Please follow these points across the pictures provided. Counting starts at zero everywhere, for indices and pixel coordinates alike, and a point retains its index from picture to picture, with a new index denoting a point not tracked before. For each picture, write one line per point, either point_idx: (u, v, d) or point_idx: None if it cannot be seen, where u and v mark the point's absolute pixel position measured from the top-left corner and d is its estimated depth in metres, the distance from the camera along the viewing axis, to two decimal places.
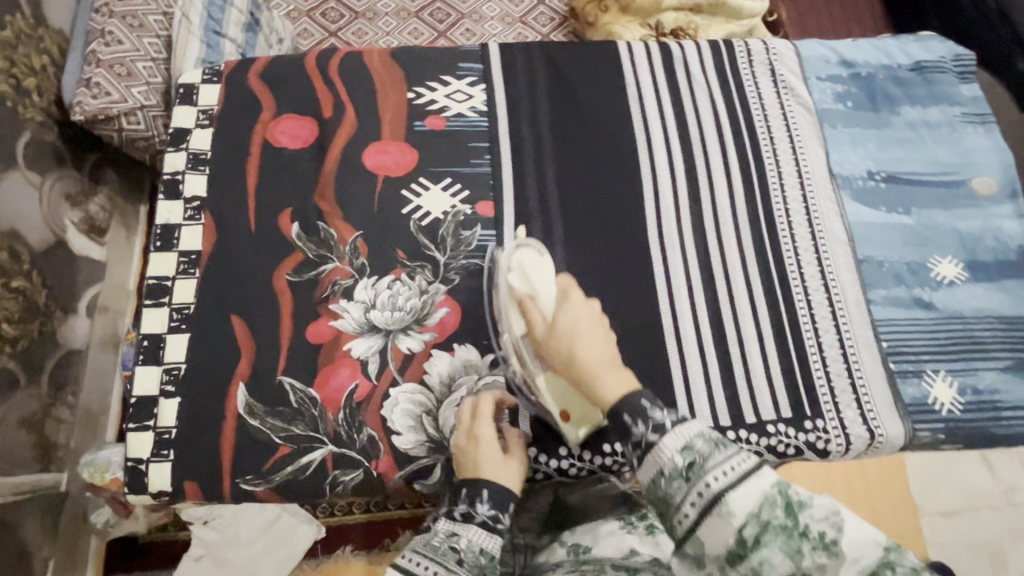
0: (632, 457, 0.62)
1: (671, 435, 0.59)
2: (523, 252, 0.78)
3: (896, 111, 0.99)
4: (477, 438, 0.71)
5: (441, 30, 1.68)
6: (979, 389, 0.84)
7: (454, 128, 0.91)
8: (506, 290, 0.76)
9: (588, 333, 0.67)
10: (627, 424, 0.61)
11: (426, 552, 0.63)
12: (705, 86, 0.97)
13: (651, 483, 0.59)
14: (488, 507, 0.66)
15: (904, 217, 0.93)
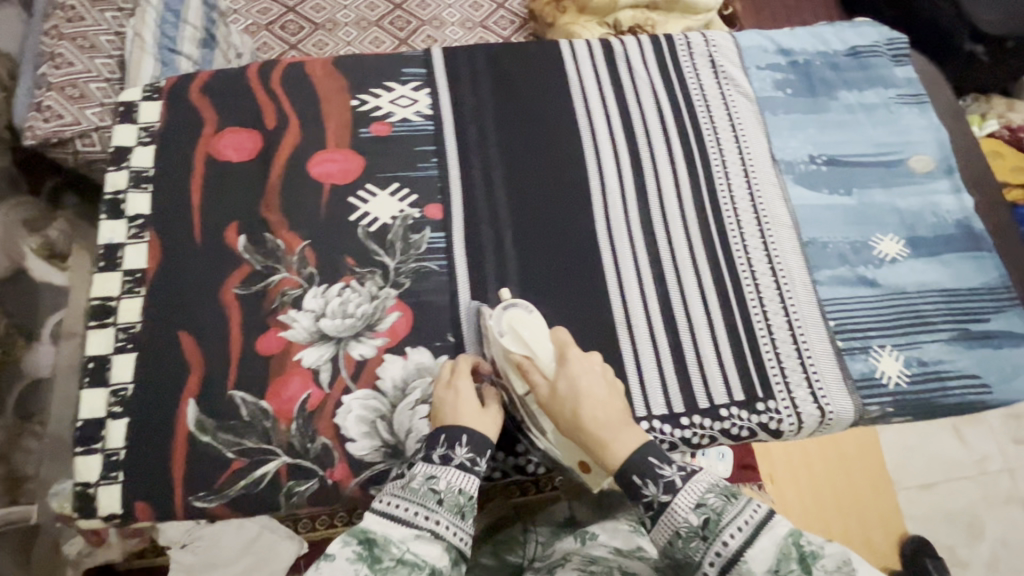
0: (645, 519, 0.67)
1: (683, 492, 0.65)
2: (512, 313, 0.76)
3: (834, 96, 1.02)
4: (454, 395, 0.74)
5: (402, 37, 1.82)
6: (924, 361, 0.86)
7: (399, 133, 0.91)
8: (501, 351, 0.76)
9: (590, 393, 0.72)
10: (639, 488, 0.67)
11: (405, 494, 0.66)
12: (647, 80, 0.99)
13: (667, 544, 0.65)
14: (466, 449, 0.70)
15: (845, 198, 0.95)
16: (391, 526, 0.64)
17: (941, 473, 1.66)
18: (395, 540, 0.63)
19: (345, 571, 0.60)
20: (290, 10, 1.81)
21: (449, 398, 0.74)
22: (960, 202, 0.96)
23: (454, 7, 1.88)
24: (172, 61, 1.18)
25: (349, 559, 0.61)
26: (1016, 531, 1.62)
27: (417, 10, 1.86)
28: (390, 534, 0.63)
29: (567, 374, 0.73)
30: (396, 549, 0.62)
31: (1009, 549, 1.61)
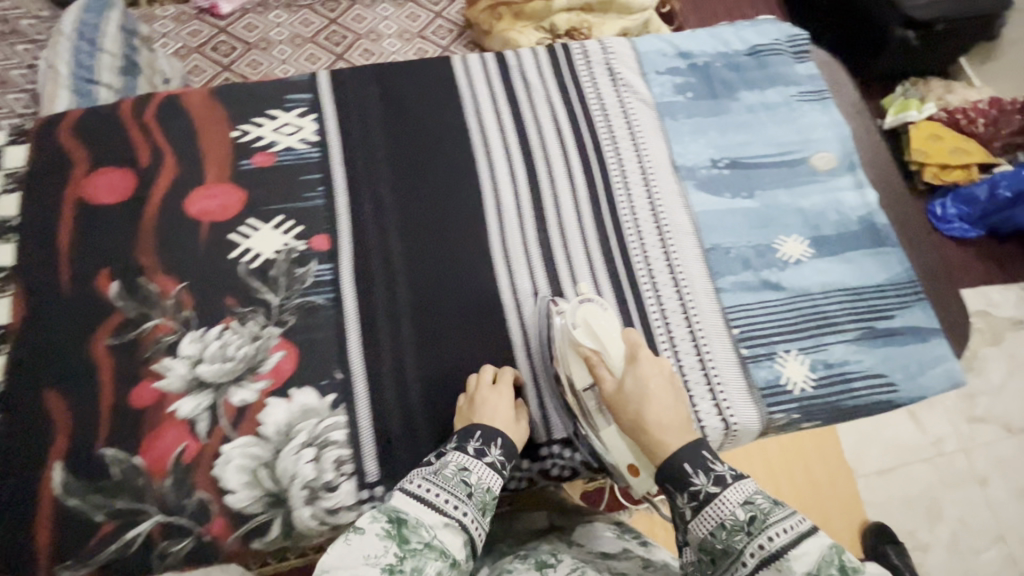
0: (686, 509, 0.68)
1: (731, 487, 0.67)
2: (588, 307, 0.79)
3: (735, 97, 1.01)
4: (499, 397, 0.74)
5: (338, 52, 1.73)
6: (830, 364, 0.85)
7: (283, 163, 0.88)
8: (573, 343, 0.78)
9: (656, 395, 0.73)
10: (688, 479, 0.68)
11: (438, 481, 0.68)
12: (544, 93, 0.97)
13: (709, 535, 0.66)
14: (499, 450, 0.72)
15: (748, 201, 0.94)
16: (424, 509, 0.64)
17: (899, 457, 1.60)
18: (425, 524, 0.63)
19: (374, 547, 0.59)
20: (221, 30, 1.70)
21: (492, 397, 0.74)
22: (863, 197, 0.96)
23: (390, 19, 1.78)
24: (89, 91, 1.20)
25: (378, 535, 0.60)
26: (977, 511, 1.57)
27: (352, 23, 1.76)
28: (422, 519, 0.64)
29: (637, 374, 0.75)
30: (426, 533, 0.63)
31: (969, 529, 1.56)
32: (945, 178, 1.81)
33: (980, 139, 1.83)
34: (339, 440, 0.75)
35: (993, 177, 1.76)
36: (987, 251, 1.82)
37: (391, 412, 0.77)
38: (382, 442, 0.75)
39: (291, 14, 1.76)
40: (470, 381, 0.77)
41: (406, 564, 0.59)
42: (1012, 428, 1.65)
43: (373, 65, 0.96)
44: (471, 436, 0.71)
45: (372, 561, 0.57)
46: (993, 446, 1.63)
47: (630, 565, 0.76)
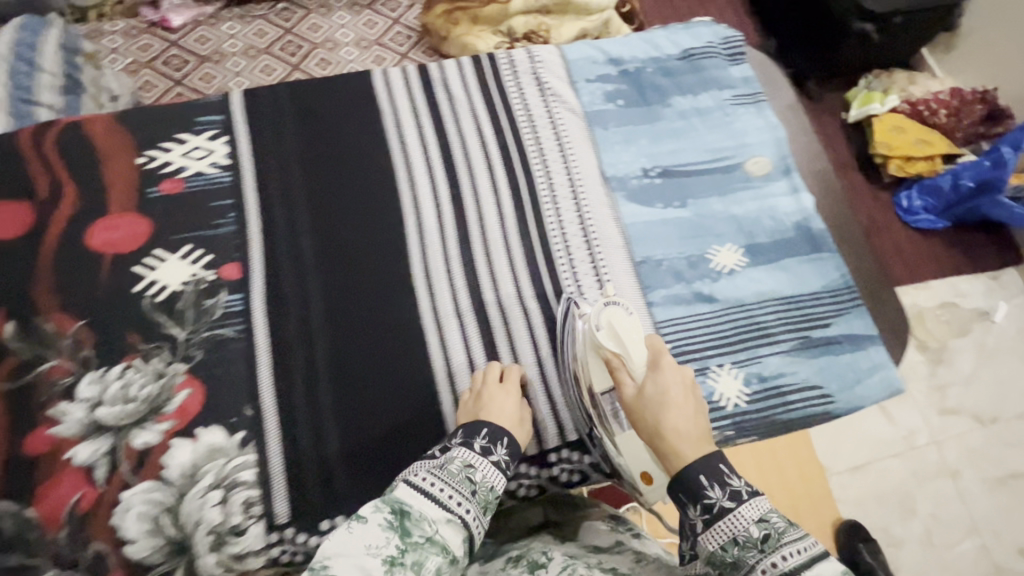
0: (696, 521, 0.61)
1: (747, 503, 0.59)
2: (612, 310, 0.76)
3: (667, 103, 0.98)
4: (505, 396, 0.74)
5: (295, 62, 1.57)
6: (765, 376, 0.83)
7: (191, 189, 0.84)
8: (595, 344, 0.75)
9: (677, 404, 0.67)
10: (702, 489, 0.61)
11: (443, 475, 0.64)
12: (469, 106, 0.94)
13: (717, 550, 0.59)
14: (504, 450, 0.70)
15: (680, 210, 0.91)
16: (427, 503, 0.61)
17: (868, 453, 1.47)
18: (428, 518, 0.60)
19: (376, 537, 0.56)
20: (171, 43, 1.54)
21: (498, 395, 0.74)
22: (799, 202, 0.94)
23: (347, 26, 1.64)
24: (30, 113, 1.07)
25: (380, 527, 0.57)
26: (949, 505, 1.44)
27: (309, 33, 1.60)
28: (425, 512, 0.60)
29: (658, 380, 0.70)
30: (427, 527, 0.59)
31: (942, 524, 1.42)
32: (910, 170, 1.72)
33: (942, 130, 1.75)
34: (248, 480, 0.71)
35: (955, 167, 1.66)
36: (957, 243, 1.71)
37: (305, 448, 0.74)
38: (293, 480, 0.72)
39: (245, 24, 1.59)
40: (478, 378, 0.77)
41: (407, 557, 0.56)
42: (984, 418, 1.53)
43: (289, 83, 0.93)
44: (477, 433, 0.69)
45: (373, 551, 0.55)
46: (965, 437, 1.50)
47: (622, 559, 0.68)
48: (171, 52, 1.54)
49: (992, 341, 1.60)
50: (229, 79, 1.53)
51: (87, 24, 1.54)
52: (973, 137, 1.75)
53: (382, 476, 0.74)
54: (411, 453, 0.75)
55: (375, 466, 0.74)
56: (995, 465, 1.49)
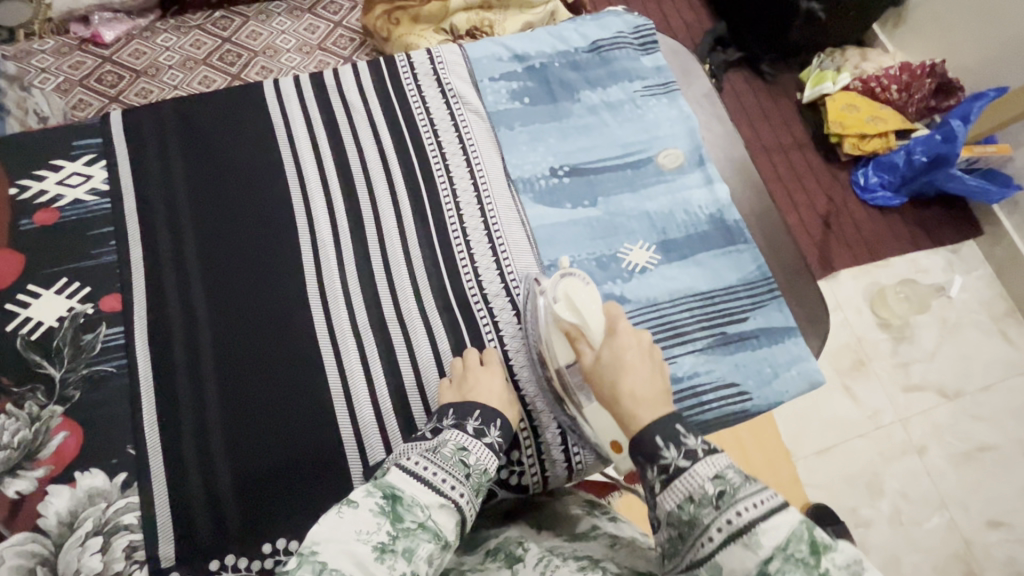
0: (654, 482, 0.55)
1: (702, 460, 0.54)
2: (569, 281, 0.74)
3: (576, 98, 0.96)
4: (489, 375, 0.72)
5: (234, 73, 1.45)
6: (679, 377, 0.80)
7: (68, 218, 0.80)
8: (554, 316, 0.73)
9: (635, 368, 0.64)
10: (656, 448, 0.56)
11: (436, 458, 0.59)
12: (366, 113, 0.91)
13: (675, 510, 0.53)
14: (499, 433, 0.66)
15: (591, 209, 0.89)
16: (420, 487, 0.56)
17: (835, 434, 1.41)
18: (420, 503, 0.55)
19: (366, 522, 0.52)
20: (104, 59, 1.42)
21: (484, 377, 0.71)
22: (713, 193, 0.91)
23: (288, 32, 1.51)
24: None
25: (371, 512, 0.53)
26: (917, 483, 1.38)
27: (248, 41, 1.49)
28: (418, 497, 0.55)
29: (614, 345, 0.67)
30: (420, 512, 0.54)
31: (911, 503, 1.36)
32: (863, 149, 1.64)
33: (894, 106, 1.66)
34: (131, 524, 0.67)
35: (909, 143, 1.59)
36: (915, 218, 1.65)
37: (192, 485, 0.69)
38: (179, 520, 0.68)
39: (181, 35, 1.48)
40: (456, 367, 0.74)
41: (398, 544, 0.51)
42: (948, 393, 1.47)
43: (174, 101, 0.90)
44: (470, 414, 0.64)
45: (363, 537, 0.51)
46: (931, 413, 1.45)
47: (594, 545, 0.60)
48: (104, 69, 1.42)
49: (953, 315, 1.55)
50: (164, 93, 1.40)
51: (15, 46, 1.42)
52: (927, 112, 1.66)
53: (270, 508, 0.69)
54: (305, 482, 0.71)
55: (267, 497, 0.70)
56: (961, 440, 1.43)
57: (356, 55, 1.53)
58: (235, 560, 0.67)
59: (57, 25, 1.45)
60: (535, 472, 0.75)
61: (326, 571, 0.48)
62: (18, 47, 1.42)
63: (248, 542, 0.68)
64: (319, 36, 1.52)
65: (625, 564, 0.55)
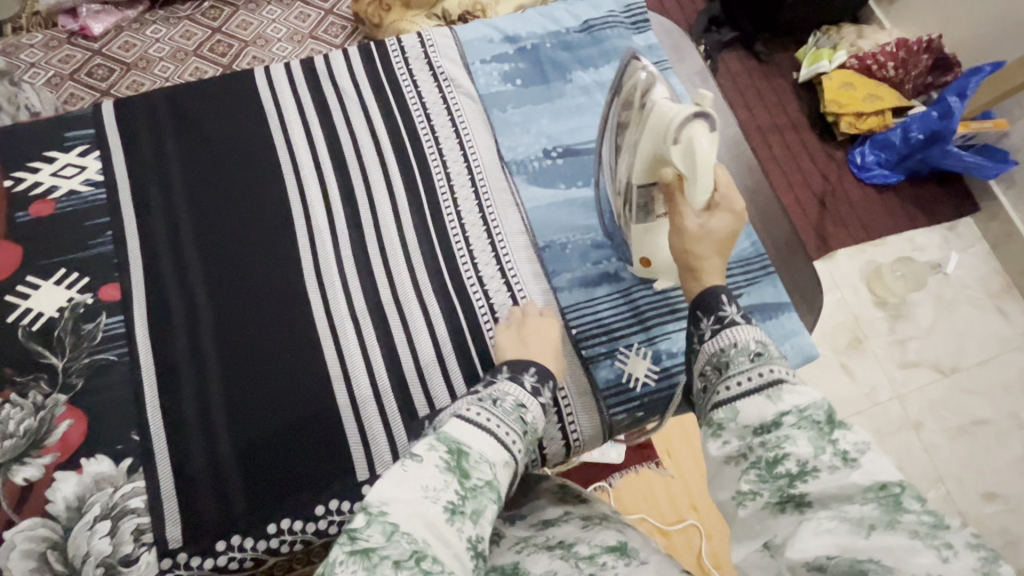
0: (705, 331, 0.57)
1: (752, 327, 0.56)
2: (699, 124, 0.62)
3: (568, 79, 0.96)
4: (550, 324, 0.76)
5: (225, 64, 1.44)
6: (674, 353, 0.81)
7: (63, 209, 0.81)
8: (663, 154, 0.65)
9: (716, 246, 0.64)
10: (718, 303, 0.58)
11: (496, 412, 0.59)
12: (358, 99, 0.91)
13: (715, 354, 0.55)
14: (550, 393, 0.67)
15: (585, 189, 0.89)
16: (486, 443, 0.56)
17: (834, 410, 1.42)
18: (488, 460, 0.55)
19: (433, 479, 0.51)
20: (94, 52, 1.41)
21: (543, 326, 0.76)
22: None
23: (279, 21, 1.50)
24: None
25: (437, 468, 0.52)
26: (913, 457, 1.40)
27: (238, 31, 1.48)
28: (485, 454, 0.55)
29: (705, 220, 0.64)
30: (487, 469, 0.54)
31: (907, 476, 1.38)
32: (860, 127, 1.63)
33: (891, 83, 1.64)
34: (138, 508, 0.69)
35: (907, 120, 1.57)
36: (911, 195, 1.65)
37: (196, 468, 0.71)
38: (185, 503, 0.69)
39: (171, 26, 1.47)
40: (516, 314, 0.78)
41: (467, 505, 0.51)
42: (945, 368, 1.48)
43: (165, 90, 0.89)
44: (528, 370, 0.65)
45: (431, 496, 0.50)
46: (927, 389, 1.46)
47: (569, 529, 0.62)
48: (95, 63, 1.41)
49: (950, 292, 1.56)
50: (156, 85, 1.40)
51: (4, 40, 1.40)
52: (923, 88, 1.65)
53: (272, 488, 0.71)
54: (307, 465, 0.72)
55: (270, 479, 0.71)
56: (956, 414, 1.44)
57: (348, 43, 1.52)
58: (241, 541, 0.68)
59: (46, 18, 1.43)
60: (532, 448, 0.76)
61: (397, 534, 0.47)
62: (7, 41, 1.40)
63: (252, 524, 0.69)
64: (310, 24, 1.51)
65: (597, 540, 0.59)
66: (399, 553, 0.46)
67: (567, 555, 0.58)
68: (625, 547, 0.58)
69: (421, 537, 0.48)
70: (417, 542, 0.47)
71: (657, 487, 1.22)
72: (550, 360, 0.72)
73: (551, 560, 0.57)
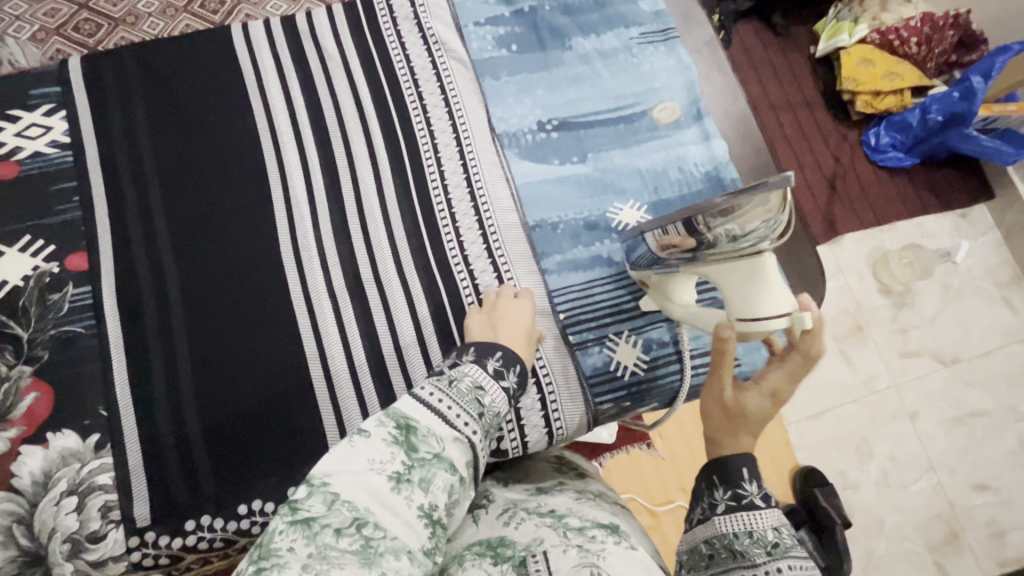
0: (719, 503, 0.54)
1: (772, 507, 0.53)
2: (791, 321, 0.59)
3: (567, 46, 0.90)
4: (521, 306, 0.70)
5: (217, 20, 1.36)
6: (665, 341, 0.78)
7: (28, 171, 0.77)
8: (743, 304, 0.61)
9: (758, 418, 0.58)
10: (738, 477, 0.54)
11: (452, 393, 0.56)
12: (341, 60, 0.86)
13: (726, 536, 0.52)
14: (516, 378, 0.62)
15: (580, 166, 0.84)
16: (436, 418, 0.53)
17: (828, 399, 1.39)
18: (436, 434, 0.52)
19: (379, 452, 0.49)
20: (81, 6, 1.32)
21: (513, 309, 0.70)
22: (710, 150, 0.85)
23: None
24: None
25: (384, 441, 0.50)
26: (907, 447, 1.38)
27: None
28: (434, 428, 0.52)
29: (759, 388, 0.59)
30: (435, 443, 0.51)
31: (898, 465, 1.37)
32: (876, 108, 1.55)
33: (912, 61, 1.54)
34: (106, 485, 0.67)
35: (925, 99, 1.49)
36: (925, 181, 1.58)
37: (165, 446, 0.68)
38: (154, 481, 0.67)
39: None
40: (489, 298, 0.74)
41: (414, 473, 0.49)
42: (945, 359, 1.45)
43: (136, 47, 0.84)
44: (491, 353, 0.61)
45: (377, 467, 0.48)
46: (925, 379, 1.43)
47: (561, 499, 0.58)
48: (81, 17, 1.32)
49: (956, 282, 1.51)
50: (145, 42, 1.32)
51: None
52: (945, 67, 1.56)
53: (242, 463, 0.69)
54: (278, 445, 0.70)
55: (239, 458, 0.69)
56: (954, 405, 1.42)
57: None
58: (211, 521, 0.67)
59: None
60: (514, 436, 0.72)
61: (339, 503, 0.45)
62: None
63: (223, 504, 0.68)
64: None
65: (590, 516, 0.53)
66: (340, 521, 0.44)
67: (557, 524, 0.52)
68: (616, 527, 0.52)
69: (363, 506, 0.46)
70: (359, 509, 0.45)
71: (647, 468, 1.21)
72: (519, 346, 0.67)
73: (539, 527, 0.51)
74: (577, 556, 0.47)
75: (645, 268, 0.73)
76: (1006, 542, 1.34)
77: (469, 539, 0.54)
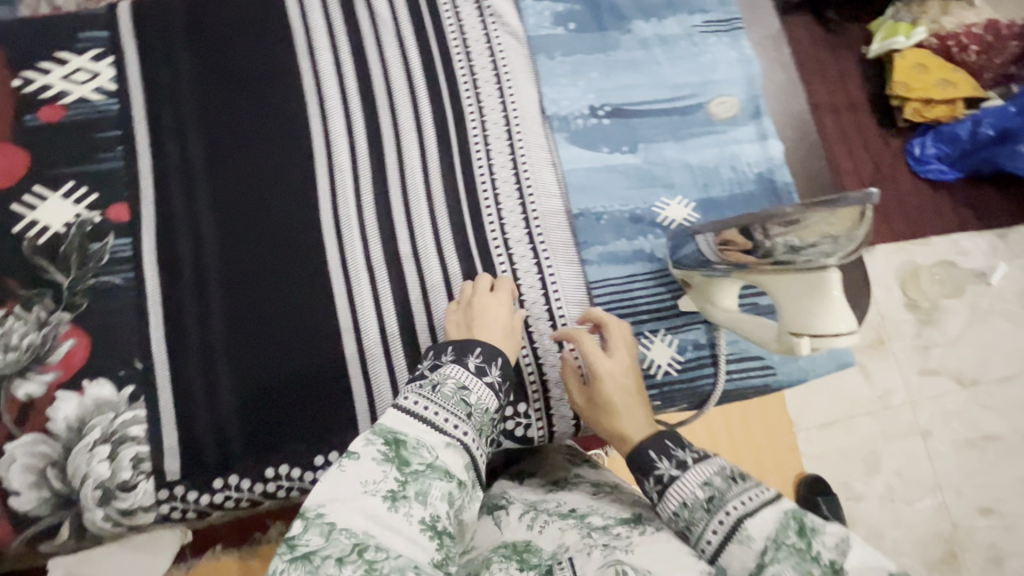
0: (651, 493, 0.54)
1: (693, 469, 0.53)
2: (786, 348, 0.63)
3: (627, 29, 0.86)
4: (500, 303, 0.67)
5: None
6: (701, 344, 0.77)
7: (73, 117, 0.76)
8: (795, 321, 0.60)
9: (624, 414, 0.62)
10: (648, 462, 0.56)
11: (436, 399, 0.54)
12: (393, 26, 0.83)
13: (672, 515, 0.52)
14: (499, 371, 0.60)
15: (629, 156, 0.82)
16: (425, 428, 0.52)
17: (844, 410, 1.38)
18: (426, 444, 0.51)
19: (371, 472, 0.48)
20: None
21: (491, 304, 0.67)
22: (765, 150, 0.83)
23: None
24: None
25: (374, 461, 0.49)
26: (916, 465, 1.37)
27: None
28: (423, 439, 0.51)
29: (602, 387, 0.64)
30: (426, 454, 0.50)
31: (905, 482, 1.36)
32: (927, 116, 1.48)
33: (968, 69, 1.48)
34: (137, 436, 0.68)
35: (979, 112, 1.43)
36: (968, 197, 1.53)
37: (195, 403, 0.69)
38: (183, 436, 0.68)
39: None
40: (466, 290, 0.70)
41: (409, 489, 0.48)
42: (966, 381, 1.42)
43: None
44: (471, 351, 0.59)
45: (370, 489, 0.47)
46: (944, 399, 1.41)
47: (579, 495, 0.58)
48: None
49: (987, 303, 1.47)
50: None
51: None
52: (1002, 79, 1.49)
53: (268, 428, 0.69)
54: (306, 412, 0.70)
55: (266, 422, 0.69)
56: (968, 428, 1.40)
57: None
58: (237, 481, 0.68)
59: None
60: (540, 425, 0.73)
61: (337, 532, 0.44)
62: None
63: (248, 464, 0.68)
64: None
65: (610, 513, 0.54)
66: (340, 550, 0.43)
67: (581, 525, 0.52)
68: (638, 519, 0.53)
69: (363, 530, 0.45)
70: (358, 535, 0.44)
71: None
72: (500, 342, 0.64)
73: (563, 532, 0.52)
74: (602, 556, 0.47)
75: (690, 269, 0.71)
76: (1004, 568, 1.33)
77: (495, 541, 0.54)
